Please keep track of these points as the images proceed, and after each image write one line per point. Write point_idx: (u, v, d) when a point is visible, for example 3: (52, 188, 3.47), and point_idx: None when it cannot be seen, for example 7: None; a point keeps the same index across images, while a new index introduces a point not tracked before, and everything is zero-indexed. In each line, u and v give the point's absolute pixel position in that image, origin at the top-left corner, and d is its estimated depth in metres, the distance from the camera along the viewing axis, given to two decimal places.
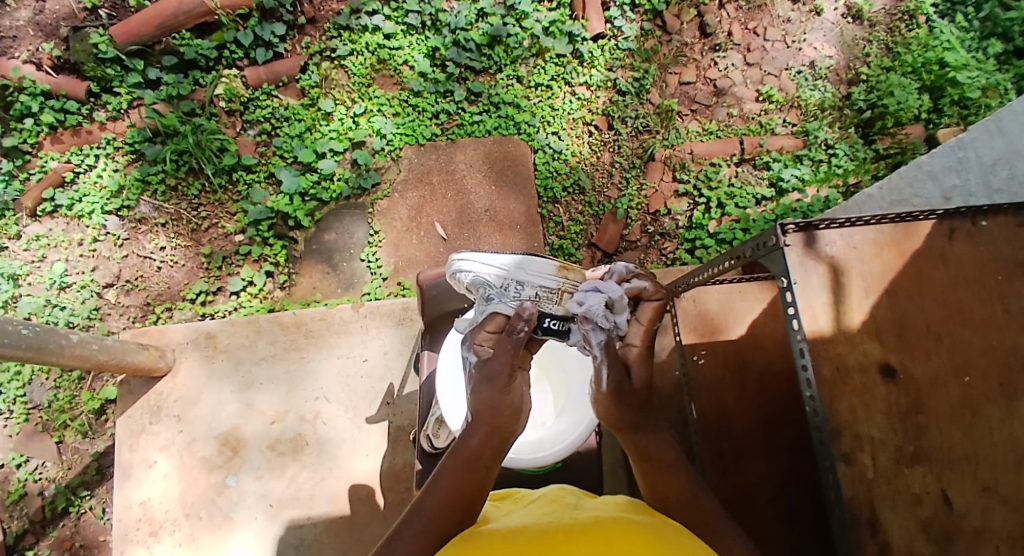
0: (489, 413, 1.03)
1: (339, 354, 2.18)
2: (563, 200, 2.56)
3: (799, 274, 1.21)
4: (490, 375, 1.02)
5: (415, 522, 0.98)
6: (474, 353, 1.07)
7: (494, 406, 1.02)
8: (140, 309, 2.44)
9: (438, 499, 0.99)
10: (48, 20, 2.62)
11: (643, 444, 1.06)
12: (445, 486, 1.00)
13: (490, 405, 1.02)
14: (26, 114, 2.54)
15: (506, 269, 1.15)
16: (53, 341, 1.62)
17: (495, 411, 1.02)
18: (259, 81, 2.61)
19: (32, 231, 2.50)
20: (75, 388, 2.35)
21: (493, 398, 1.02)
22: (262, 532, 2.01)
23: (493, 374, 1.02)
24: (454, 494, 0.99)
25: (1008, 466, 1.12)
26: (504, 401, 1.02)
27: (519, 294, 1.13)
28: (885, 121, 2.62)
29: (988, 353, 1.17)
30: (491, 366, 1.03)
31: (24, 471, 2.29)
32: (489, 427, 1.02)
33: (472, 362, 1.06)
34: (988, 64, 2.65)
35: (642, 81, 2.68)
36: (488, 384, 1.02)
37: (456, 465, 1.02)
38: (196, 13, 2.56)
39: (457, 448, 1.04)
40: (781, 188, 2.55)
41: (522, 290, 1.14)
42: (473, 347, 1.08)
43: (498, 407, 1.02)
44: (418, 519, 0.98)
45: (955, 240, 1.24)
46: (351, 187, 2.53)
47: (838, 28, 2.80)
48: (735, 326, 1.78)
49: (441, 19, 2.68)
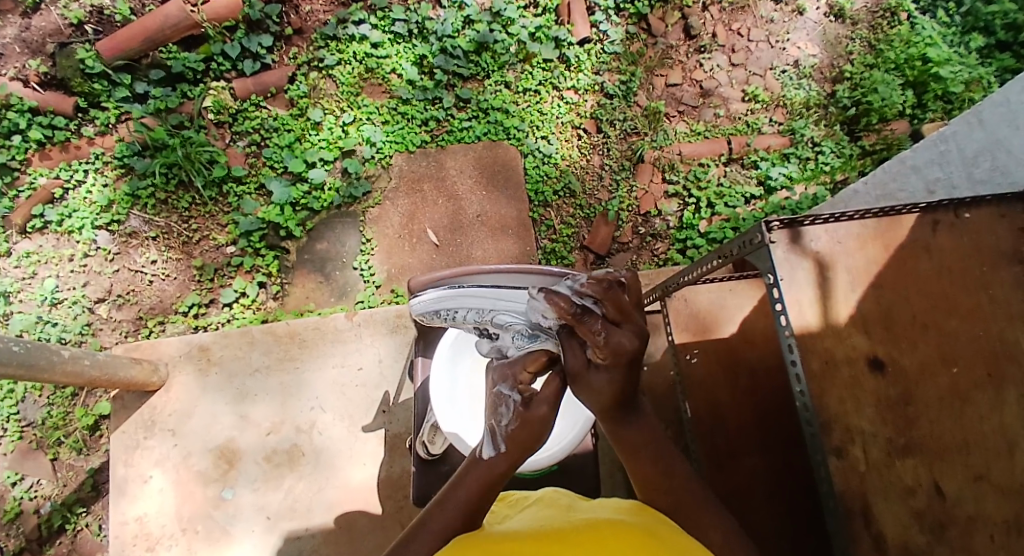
0: (520, 445, 1.03)
1: (333, 364, 2.18)
2: (554, 203, 2.57)
3: (785, 270, 1.21)
4: (537, 421, 1.00)
5: (428, 532, 1.00)
6: (518, 392, 0.99)
7: (526, 443, 1.03)
8: (132, 323, 2.44)
9: (454, 515, 1.01)
10: (34, 37, 2.61)
11: (627, 438, 1.03)
12: (464, 503, 1.02)
13: (526, 443, 1.03)
14: (14, 131, 2.54)
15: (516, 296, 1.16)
16: (45, 357, 1.61)
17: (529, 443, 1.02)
18: (248, 92, 2.61)
19: (22, 248, 2.48)
20: (68, 405, 2.34)
21: (529, 437, 1.02)
22: (260, 544, 2.00)
23: (538, 421, 1.00)
24: (470, 513, 1.02)
25: (999, 454, 1.14)
26: (536, 441, 1.03)
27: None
28: (870, 118, 2.65)
29: (974, 342, 1.19)
30: (536, 411, 0.99)
31: (19, 490, 2.28)
32: (518, 456, 1.04)
33: (515, 401, 0.99)
34: (971, 59, 2.69)
35: (629, 84, 2.70)
36: (528, 428, 1.01)
37: (475, 486, 1.04)
38: (182, 26, 2.56)
39: (482, 467, 1.05)
40: (769, 186, 2.58)
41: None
42: (515, 387, 0.98)
43: (527, 444, 1.03)
44: (433, 531, 1.00)
45: (939, 232, 1.26)
46: (342, 196, 2.53)
47: (821, 27, 2.83)
48: (727, 325, 1.76)
49: (428, 26, 2.69)
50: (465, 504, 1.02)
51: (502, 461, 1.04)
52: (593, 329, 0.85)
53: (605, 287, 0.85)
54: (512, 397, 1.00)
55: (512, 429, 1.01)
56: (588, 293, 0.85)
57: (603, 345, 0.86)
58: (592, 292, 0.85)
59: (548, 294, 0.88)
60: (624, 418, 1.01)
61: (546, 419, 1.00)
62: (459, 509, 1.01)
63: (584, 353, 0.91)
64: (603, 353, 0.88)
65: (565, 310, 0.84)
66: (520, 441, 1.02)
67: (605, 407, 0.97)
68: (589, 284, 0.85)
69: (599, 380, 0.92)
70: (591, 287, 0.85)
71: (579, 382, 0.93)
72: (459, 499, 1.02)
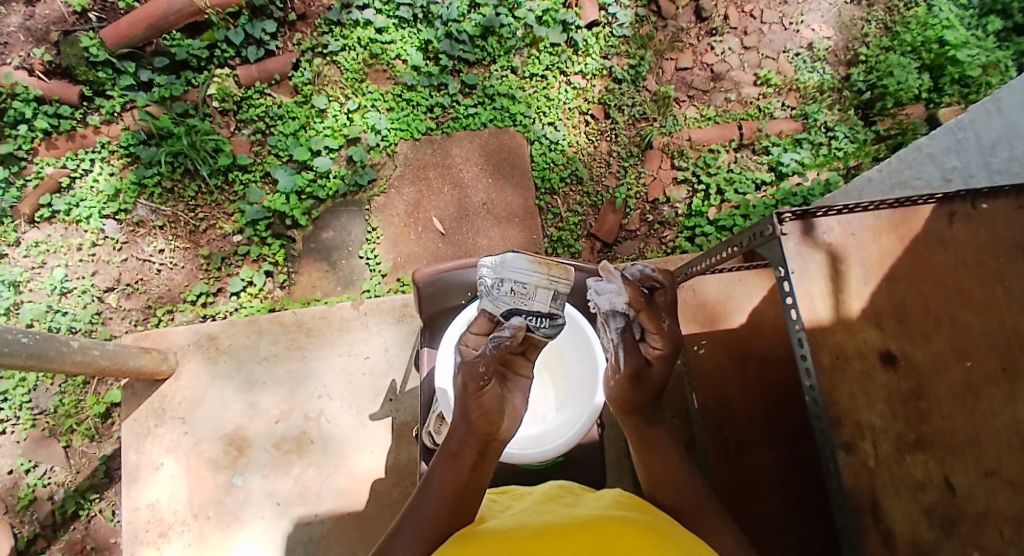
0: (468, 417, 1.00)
1: (340, 352, 2.18)
2: (561, 191, 2.54)
3: (797, 263, 1.19)
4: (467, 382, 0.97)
5: (413, 525, 1.00)
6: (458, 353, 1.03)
7: (473, 417, 0.99)
8: (141, 312, 2.45)
9: (433, 502, 1.01)
10: (38, 25, 2.59)
11: (648, 436, 1.09)
12: (437, 486, 1.02)
13: (479, 416, 0.99)
14: (20, 121, 2.53)
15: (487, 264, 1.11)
16: (54, 348, 1.62)
17: (475, 416, 0.99)
18: (252, 79, 2.59)
19: (31, 237, 2.49)
20: (80, 393, 2.36)
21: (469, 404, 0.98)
22: (270, 531, 2.02)
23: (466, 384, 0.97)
24: (444, 496, 1.01)
25: (1012, 450, 1.11)
26: (481, 411, 0.98)
27: (501, 288, 1.07)
28: (885, 102, 2.59)
29: (989, 337, 1.16)
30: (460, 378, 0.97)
31: (33, 476, 2.31)
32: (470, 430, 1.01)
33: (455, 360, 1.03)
34: (989, 41, 2.61)
35: (638, 69, 2.65)
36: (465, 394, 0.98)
37: (442, 468, 1.03)
38: (185, 12, 2.54)
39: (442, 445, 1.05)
40: (781, 172, 2.53)
41: (501, 284, 1.07)
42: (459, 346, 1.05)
43: (476, 417, 0.99)
44: (416, 521, 1.01)
45: (956, 223, 1.23)
46: (347, 184, 2.51)
47: (836, 8, 2.76)
48: (736, 314, 1.76)
49: (433, 10, 2.64)
50: (435, 488, 1.02)
51: (456, 436, 1.03)
52: (659, 312, 1.03)
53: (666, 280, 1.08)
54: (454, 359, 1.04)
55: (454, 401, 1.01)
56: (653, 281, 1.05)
57: (665, 330, 1.04)
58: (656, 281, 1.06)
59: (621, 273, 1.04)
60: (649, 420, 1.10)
61: (476, 374, 0.96)
62: (433, 495, 1.01)
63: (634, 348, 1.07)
64: (661, 341, 1.05)
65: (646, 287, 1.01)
66: (467, 413, 1.00)
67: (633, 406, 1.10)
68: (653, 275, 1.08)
69: (654, 375, 1.06)
70: (656, 275, 1.07)
71: (626, 376, 1.07)
72: (433, 488, 1.02)
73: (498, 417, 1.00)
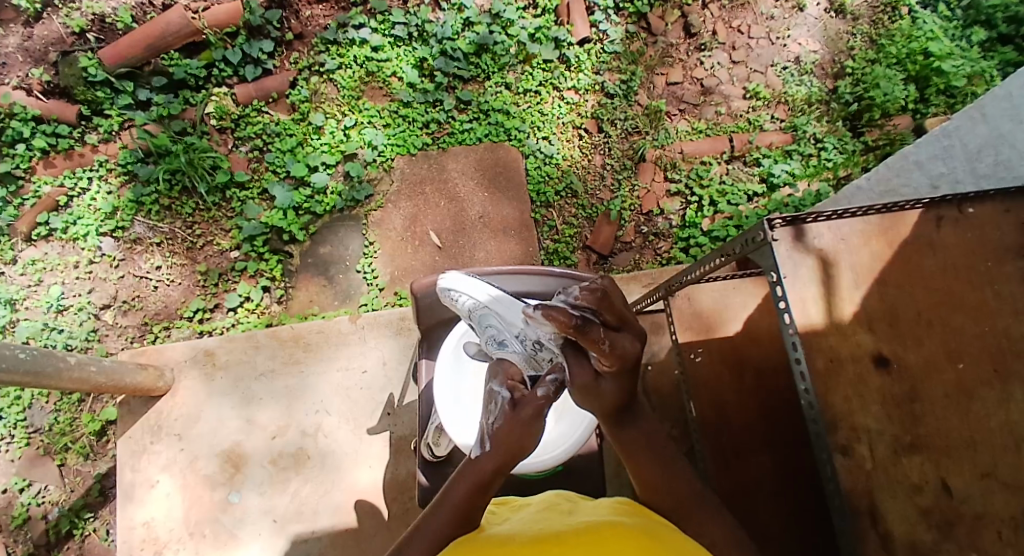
0: (509, 449, 0.98)
1: (337, 367, 2.19)
2: (556, 204, 2.57)
3: (789, 268, 1.21)
4: (522, 418, 0.94)
5: (425, 537, 1.00)
6: (507, 390, 0.97)
7: (516, 446, 0.97)
8: (138, 329, 2.44)
9: (448, 520, 1.00)
10: (37, 45, 2.62)
11: (630, 440, 1.05)
12: (456, 504, 1.00)
13: (518, 448, 0.97)
14: (18, 139, 2.55)
15: (524, 323, 1.14)
16: (51, 365, 1.62)
17: (517, 448, 0.97)
18: (249, 98, 2.62)
19: (27, 256, 2.50)
20: (75, 411, 2.35)
21: (515, 437, 0.96)
22: (267, 546, 2.01)
23: (522, 421, 0.95)
24: (462, 513, 1.00)
25: (1008, 450, 1.12)
26: (526, 442, 0.97)
27: (531, 349, 1.08)
28: (872, 113, 2.64)
29: (980, 338, 1.18)
30: (519, 415, 0.94)
31: (27, 496, 2.28)
32: (508, 456, 0.98)
33: (504, 399, 0.97)
34: (972, 53, 2.67)
35: (630, 83, 2.70)
36: (515, 427, 0.95)
37: (467, 488, 1.01)
38: (183, 32, 2.58)
39: (471, 465, 1.02)
40: (772, 183, 2.57)
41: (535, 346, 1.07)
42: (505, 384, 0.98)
43: (518, 447, 0.97)
44: (428, 533, 1.00)
45: (943, 227, 1.26)
46: (344, 200, 2.53)
47: (822, 23, 2.83)
48: (732, 322, 1.84)
49: (428, 29, 2.70)
50: (454, 505, 1.01)
51: (487, 463, 0.99)
52: (597, 338, 0.84)
53: (600, 296, 0.87)
54: (500, 396, 0.98)
55: (496, 427, 0.97)
56: (584, 305, 0.86)
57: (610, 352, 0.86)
58: (590, 303, 0.86)
59: (542, 308, 0.84)
60: (624, 420, 1.03)
61: (539, 412, 0.95)
62: (453, 511, 1.00)
63: (586, 364, 0.92)
64: (608, 360, 0.89)
65: (570, 324, 0.81)
66: (510, 445, 0.97)
67: (607, 413, 1.00)
68: (583, 296, 0.87)
69: (607, 388, 0.94)
70: (586, 298, 0.86)
71: (587, 392, 0.95)
72: (451, 506, 1.01)
73: (537, 446, 0.99)
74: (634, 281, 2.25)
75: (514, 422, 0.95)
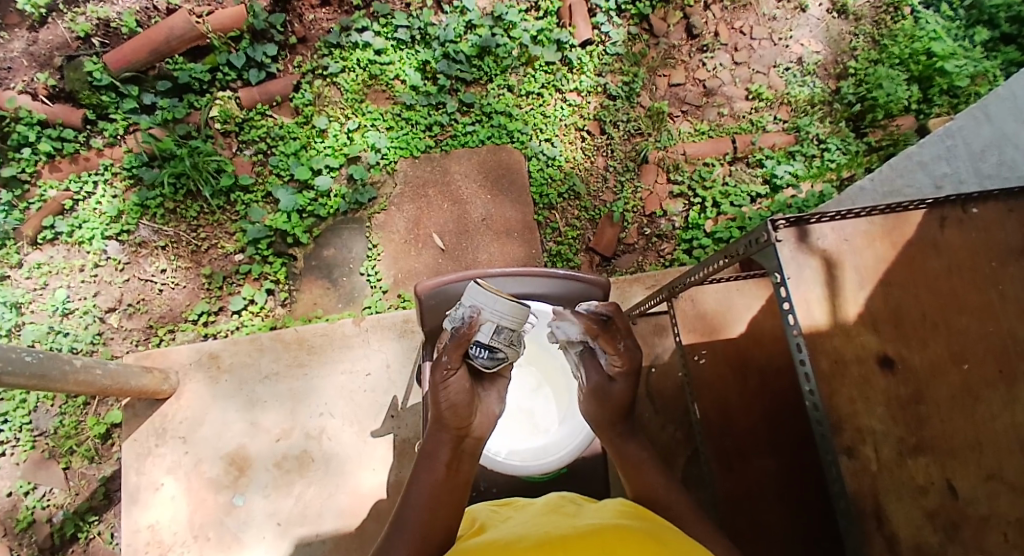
0: (443, 416, 1.03)
1: (341, 369, 2.19)
2: (559, 206, 2.58)
3: (793, 269, 1.20)
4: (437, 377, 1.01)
5: (403, 531, 1.01)
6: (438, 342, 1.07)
7: (444, 408, 1.02)
8: (143, 332, 2.45)
9: (417, 507, 1.02)
10: (42, 50, 2.64)
11: (629, 453, 1.12)
12: (422, 492, 1.03)
13: (449, 411, 1.02)
14: (23, 144, 2.57)
15: None
16: (57, 368, 1.62)
17: (445, 411, 1.03)
18: (253, 101, 2.63)
19: (33, 259, 2.51)
20: (80, 414, 2.36)
21: (441, 400, 1.02)
22: (272, 550, 2.01)
23: (439, 379, 1.00)
24: (430, 500, 1.02)
25: (1012, 451, 1.13)
26: (454, 400, 1.01)
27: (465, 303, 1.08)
28: (875, 114, 2.64)
29: (984, 339, 1.19)
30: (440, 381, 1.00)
31: (32, 499, 2.30)
32: (444, 424, 1.04)
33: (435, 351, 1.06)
34: (976, 53, 2.67)
35: (632, 85, 2.70)
36: (440, 390, 1.01)
37: (422, 472, 1.05)
38: (187, 37, 2.59)
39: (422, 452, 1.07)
40: (775, 184, 2.57)
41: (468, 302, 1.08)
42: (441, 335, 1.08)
43: (449, 407, 1.01)
44: (402, 528, 1.01)
45: (947, 228, 1.25)
46: (347, 203, 2.54)
47: (824, 23, 2.83)
48: (737, 325, 1.81)
49: (431, 32, 2.70)
50: (420, 495, 1.03)
51: (430, 439, 1.06)
52: (615, 335, 1.03)
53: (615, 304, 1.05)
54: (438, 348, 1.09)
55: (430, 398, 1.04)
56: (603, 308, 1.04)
57: (622, 352, 1.04)
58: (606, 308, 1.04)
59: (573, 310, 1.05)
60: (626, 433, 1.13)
61: (442, 362, 1.00)
62: (417, 498, 1.03)
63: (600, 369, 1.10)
64: (620, 362, 1.05)
65: (596, 321, 1.02)
66: (438, 410, 1.03)
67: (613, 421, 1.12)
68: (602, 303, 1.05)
69: (618, 389, 1.09)
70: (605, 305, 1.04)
71: (599, 397, 1.10)
72: (415, 496, 1.03)
73: (468, 404, 1.03)
74: (637, 283, 2.26)
75: (439, 390, 1.02)
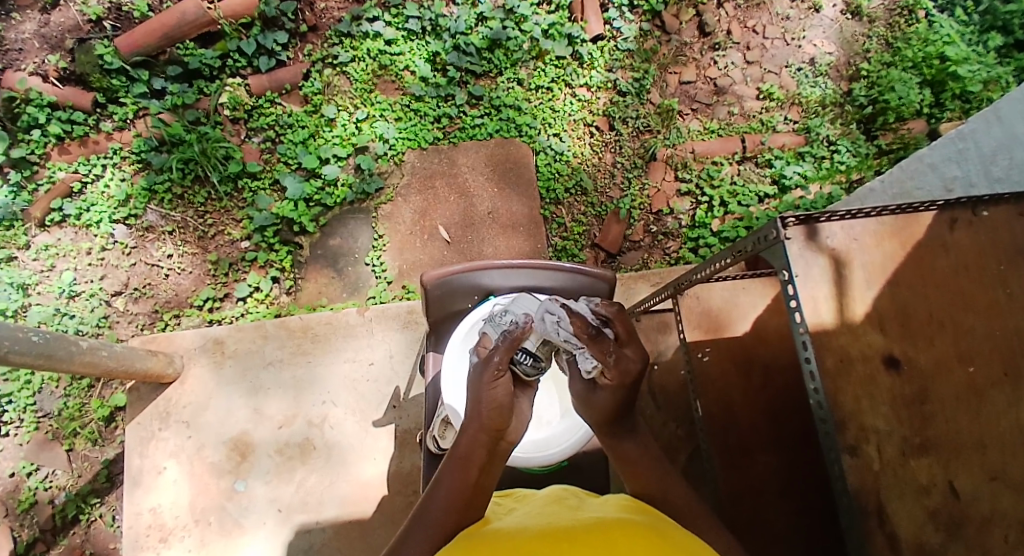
0: (481, 419, 1.01)
1: (345, 358, 2.20)
2: (566, 201, 2.57)
3: (801, 266, 1.18)
4: (481, 378, 0.99)
5: (424, 527, 1.02)
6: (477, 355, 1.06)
7: (484, 411, 1.00)
8: (148, 316, 2.46)
9: (442, 507, 1.02)
10: (53, 32, 2.64)
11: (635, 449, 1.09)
12: (450, 490, 1.03)
13: (489, 414, 1.00)
14: (34, 126, 2.57)
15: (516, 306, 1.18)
16: (64, 348, 1.63)
17: (485, 412, 1.00)
18: (262, 89, 2.64)
19: (40, 241, 2.52)
20: (85, 396, 2.38)
21: (481, 402, 1.00)
22: (273, 537, 2.02)
23: (484, 382, 0.98)
24: (458, 500, 1.02)
25: (1015, 451, 1.13)
26: (493, 404, 0.99)
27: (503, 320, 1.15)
28: (886, 117, 2.62)
29: (990, 339, 1.19)
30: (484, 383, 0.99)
31: (35, 480, 2.31)
32: (481, 427, 1.02)
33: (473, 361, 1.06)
34: (989, 58, 2.65)
35: (643, 82, 2.69)
36: (481, 391, 0.99)
37: (452, 471, 1.04)
38: (198, 22, 2.59)
39: (453, 449, 1.05)
40: (783, 185, 2.56)
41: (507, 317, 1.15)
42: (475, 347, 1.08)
43: (487, 411, 1.00)
44: (424, 524, 1.02)
45: (957, 230, 1.25)
46: (355, 192, 2.54)
47: (838, 24, 2.81)
48: (740, 324, 1.81)
49: (442, 23, 2.69)
50: (445, 493, 1.03)
51: (465, 440, 1.03)
52: (605, 349, 0.96)
53: (617, 310, 1.02)
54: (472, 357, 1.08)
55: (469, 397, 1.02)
56: (602, 314, 1.01)
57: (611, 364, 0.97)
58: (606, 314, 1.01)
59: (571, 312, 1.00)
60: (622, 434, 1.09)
61: (492, 365, 0.98)
62: (444, 496, 1.03)
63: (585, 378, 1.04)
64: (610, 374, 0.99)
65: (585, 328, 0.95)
66: (478, 411, 1.01)
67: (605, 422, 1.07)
68: (603, 307, 1.02)
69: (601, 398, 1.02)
70: (605, 309, 1.01)
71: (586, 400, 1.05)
72: (442, 494, 1.03)
73: (507, 411, 1.01)
74: (642, 280, 2.25)
75: (483, 395, 0.99)
